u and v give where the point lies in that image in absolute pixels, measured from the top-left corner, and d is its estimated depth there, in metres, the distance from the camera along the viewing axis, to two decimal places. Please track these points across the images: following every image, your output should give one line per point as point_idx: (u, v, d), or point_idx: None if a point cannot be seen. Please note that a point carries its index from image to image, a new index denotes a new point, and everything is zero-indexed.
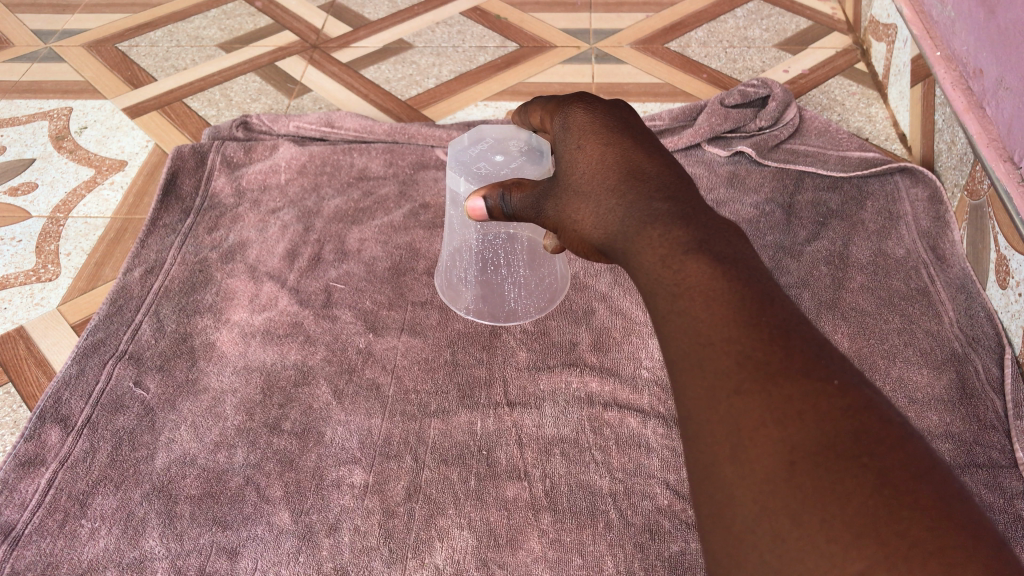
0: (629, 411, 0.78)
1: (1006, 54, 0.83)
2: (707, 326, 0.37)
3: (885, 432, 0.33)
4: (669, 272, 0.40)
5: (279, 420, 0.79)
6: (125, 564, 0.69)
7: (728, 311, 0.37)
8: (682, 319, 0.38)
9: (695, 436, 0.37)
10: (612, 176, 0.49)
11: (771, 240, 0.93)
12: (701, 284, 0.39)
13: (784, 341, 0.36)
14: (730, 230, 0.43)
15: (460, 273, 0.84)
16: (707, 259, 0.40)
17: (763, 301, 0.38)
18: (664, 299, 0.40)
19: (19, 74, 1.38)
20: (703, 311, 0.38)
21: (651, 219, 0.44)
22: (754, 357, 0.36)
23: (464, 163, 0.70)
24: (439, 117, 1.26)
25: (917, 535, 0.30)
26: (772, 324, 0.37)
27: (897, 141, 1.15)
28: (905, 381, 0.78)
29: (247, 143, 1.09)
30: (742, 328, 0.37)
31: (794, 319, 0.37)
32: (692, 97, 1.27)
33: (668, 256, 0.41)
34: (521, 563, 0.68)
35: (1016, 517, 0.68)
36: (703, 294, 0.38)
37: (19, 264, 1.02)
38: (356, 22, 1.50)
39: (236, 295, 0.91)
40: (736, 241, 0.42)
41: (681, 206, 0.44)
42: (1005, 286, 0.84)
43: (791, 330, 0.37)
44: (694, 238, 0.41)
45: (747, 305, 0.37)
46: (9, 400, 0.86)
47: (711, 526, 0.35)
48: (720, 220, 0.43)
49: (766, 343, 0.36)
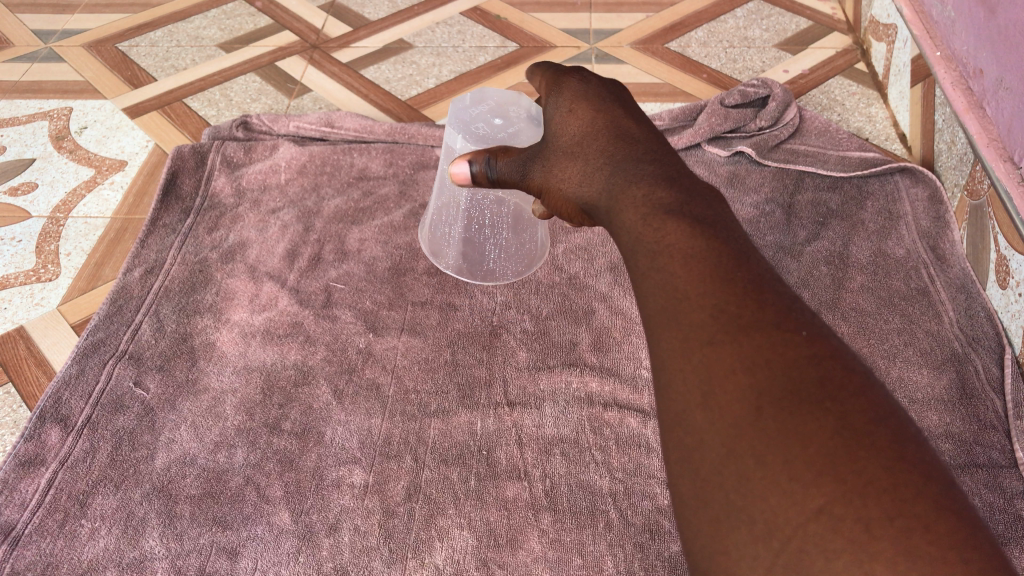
0: (629, 410, 0.78)
1: (1006, 54, 0.83)
2: (684, 282, 0.38)
3: (848, 379, 0.33)
4: (649, 230, 0.41)
5: (279, 420, 0.79)
6: (125, 564, 0.69)
7: (705, 269, 0.38)
8: (661, 275, 0.39)
9: (668, 384, 0.37)
10: (603, 140, 0.50)
11: (771, 240, 0.94)
12: (681, 243, 0.40)
13: (756, 296, 0.37)
14: (712, 195, 0.44)
15: (447, 227, 0.84)
16: (687, 224, 0.41)
17: (739, 260, 0.38)
18: (643, 257, 0.41)
19: (19, 74, 1.38)
20: (680, 268, 0.39)
21: (637, 179, 0.45)
22: (727, 310, 0.36)
23: (464, 121, 0.70)
24: (439, 117, 1.26)
25: (872, 473, 0.30)
26: (745, 280, 0.37)
27: (898, 141, 1.15)
28: (905, 381, 0.78)
29: (247, 143, 1.08)
30: (718, 284, 0.37)
31: (768, 276, 0.38)
32: (692, 97, 1.27)
33: (650, 214, 0.42)
34: (521, 563, 0.68)
35: (1016, 517, 0.68)
36: (682, 253, 0.39)
37: (20, 265, 1.02)
38: (356, 22, 1.49)
39: (236, 295, 0.91)
40: (717, 207, 0.43)
41: (665, 169, 0.46)
42: (1005, 286, 0.84)
43: (764, 287, 0.37)
44: (677, 200, 0.43)
45: (723, 264, 0.38)
46: (9, 400, 0.86)
47: (679, 469, 0.35)
48: (703, 186, 0.45)
49: (739, 296, 0.37)
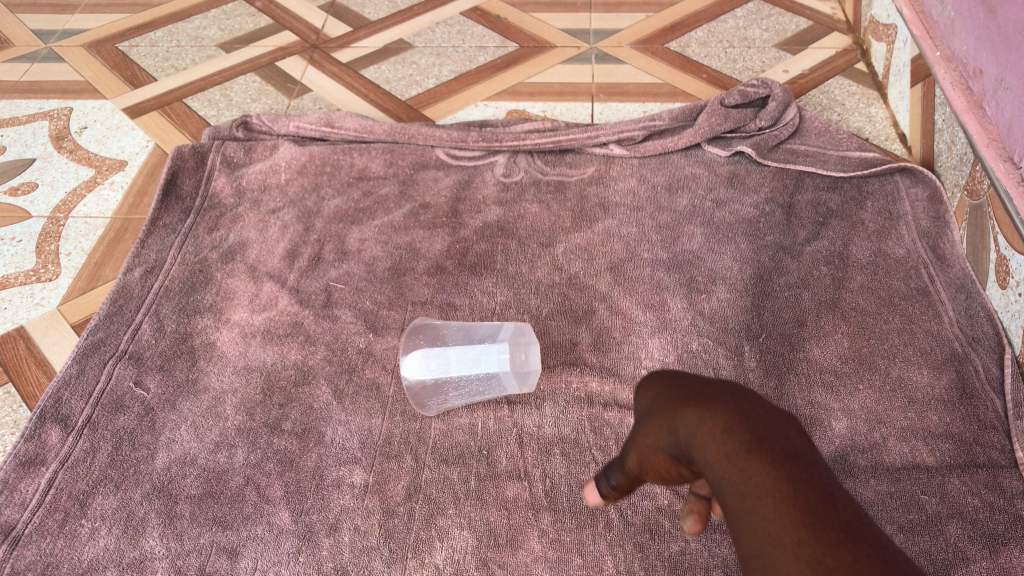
0: (629, 410, 0.78)
1: (1006, 54, 0.83)
2: (777, 527, 0.41)
3: None
4: (736, 471, 0.42)
5: (279, 420, 0.79)
6: (125, 564, 0.69)
7: (796, 513, 0.40)
8: (753, 518, 0.42)
9: None
10: (673, 393, 0.48)
11: (771, 240, 0.94)
12: (767, 485, 0.42)
13: (849, 542, 0.39)
14: (790, 426, 0.45)
15: (437, 361, 0.80)
16: (771, 461, 0.42)
17: (827, 504, 0.41)
18: (733, 496, 0.43)
19: (19, 74, 1.38)
20: (773, 512, 0.41)
21: (715, 416, 0.44)
22: (823, 560, 0.39)
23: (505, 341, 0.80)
24: (439, 117, 1.26)
25: None
26: (836, 526, 0.40)
27: (898, 141, 1.15)
28: (905, 381, 0.79)
29: (247, 143, 1.08)
30: (812, 530, 0.40)
31: (856, 520, 0.41)
32: (692, 97, 1.27)
33: (734, 453, 0.43)
34: (522, 563, 0.68)
35: (1016, 517, 0.68)
36: (771, 494, 0.41)
37: (20, 264, 1.02)
38: (356, 22, 1.49)
39: (236, 296, 0.91)
40: (795, 437, 0.45)
41: (741, 400, 0.45)
42: (1005, 286, 0.84)
43: (854, 531, 0.40)
44: (756, 434, 0.43)
45: (813, 506, 0.41)
46: (9, 400, 0.86)
47: None
48: (779, 415, 0.46)
49: (834, 546, 0.39)
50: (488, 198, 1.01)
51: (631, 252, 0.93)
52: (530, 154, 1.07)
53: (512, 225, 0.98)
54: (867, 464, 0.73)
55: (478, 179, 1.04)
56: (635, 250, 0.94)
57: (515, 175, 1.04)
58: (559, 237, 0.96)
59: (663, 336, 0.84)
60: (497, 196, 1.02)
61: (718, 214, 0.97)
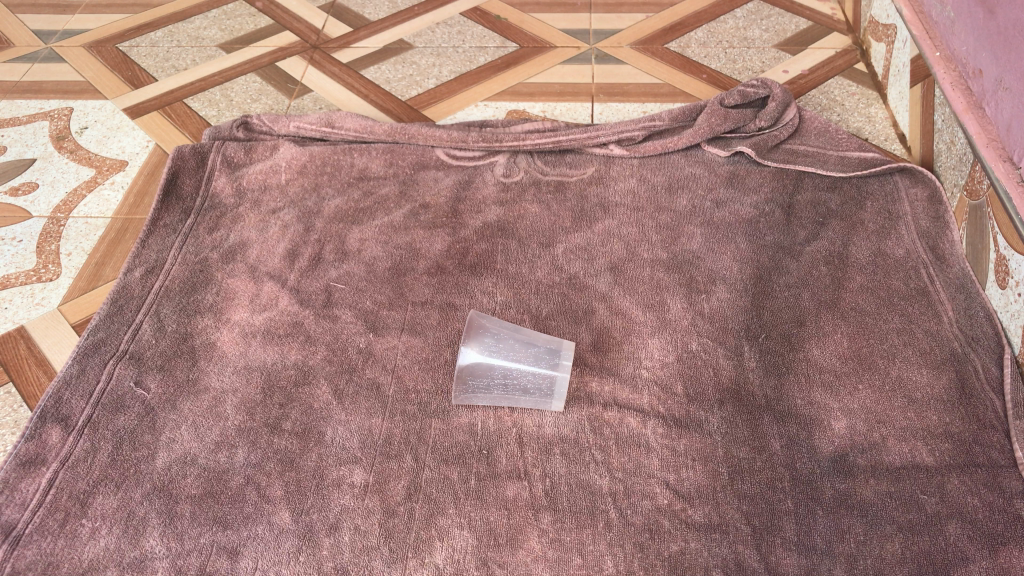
0: (629, 410, 0.78)
1: (1006, 54, 0.83)
2: None
3: None
4: None
5: (279, 420, 0.79)
6: (125, 564, 0.69)
7: None
8: None
9: None
10: None
11: (771, 240, 0.94)
12: None
13: None
14: None
15: (496, 346, 0.79)
16: None
17: None
18: None
19: (20, 74, 1.38)
20: None
21: None
22: None
23: (555, 361, 0.79)
24: (439, 117, 1.26)
25: None
26: None
27: (897, 141, 1.15)
28: (905, 381, 0.79)
29: (247, 143, 1.08)
30: None
31: None
32: (691, 97, 1.27)
33: None
34: (521, 563, 0.68)
35: (1015, 517, 0.68)
36: None
37: (20, 264, 1.02)
38: (356, 22, 1.49)
39: (236, 296, 0.91)
40: None
41: None
42: (1005, 286, 0.84)
43: None
44: None
45: None
46: (9, 400, 0.86)
47: None
48: None
49: None
50: (489, 198, 1.02)
51: (631, 252, 0.93)
52: (530, 154, 1.07)
53: (512, 225, 0.98)
54: (868, 464, 0.73)
55: (478, 179, 1.04)
56: (636, 250, 0.94)
57: (515, 175, 1.04)
58: (559, 237, 0.96)
59: (663, 336, 0.84)
60: (497, 196, 1.02)
61: (718, 214, 0.97)
